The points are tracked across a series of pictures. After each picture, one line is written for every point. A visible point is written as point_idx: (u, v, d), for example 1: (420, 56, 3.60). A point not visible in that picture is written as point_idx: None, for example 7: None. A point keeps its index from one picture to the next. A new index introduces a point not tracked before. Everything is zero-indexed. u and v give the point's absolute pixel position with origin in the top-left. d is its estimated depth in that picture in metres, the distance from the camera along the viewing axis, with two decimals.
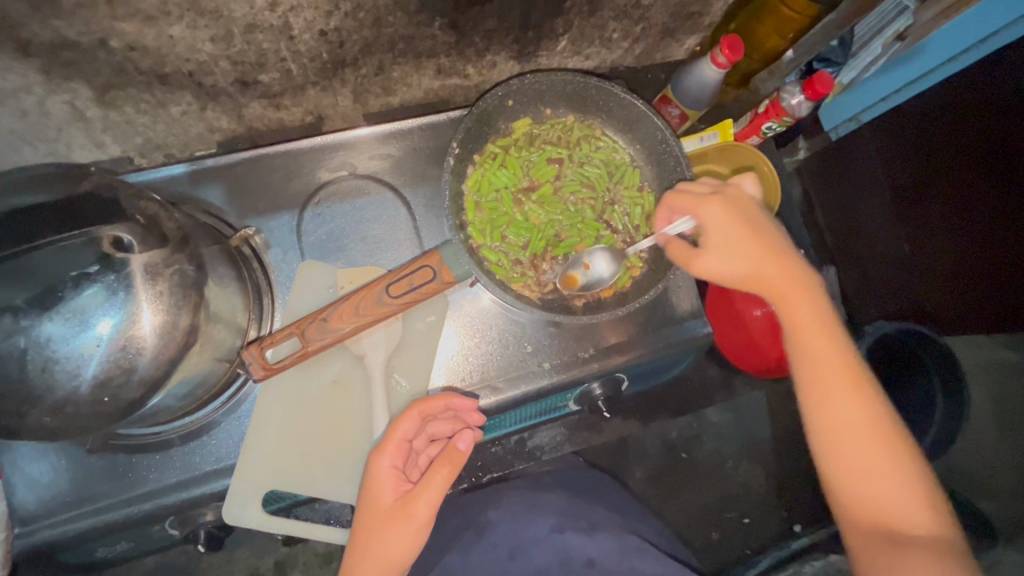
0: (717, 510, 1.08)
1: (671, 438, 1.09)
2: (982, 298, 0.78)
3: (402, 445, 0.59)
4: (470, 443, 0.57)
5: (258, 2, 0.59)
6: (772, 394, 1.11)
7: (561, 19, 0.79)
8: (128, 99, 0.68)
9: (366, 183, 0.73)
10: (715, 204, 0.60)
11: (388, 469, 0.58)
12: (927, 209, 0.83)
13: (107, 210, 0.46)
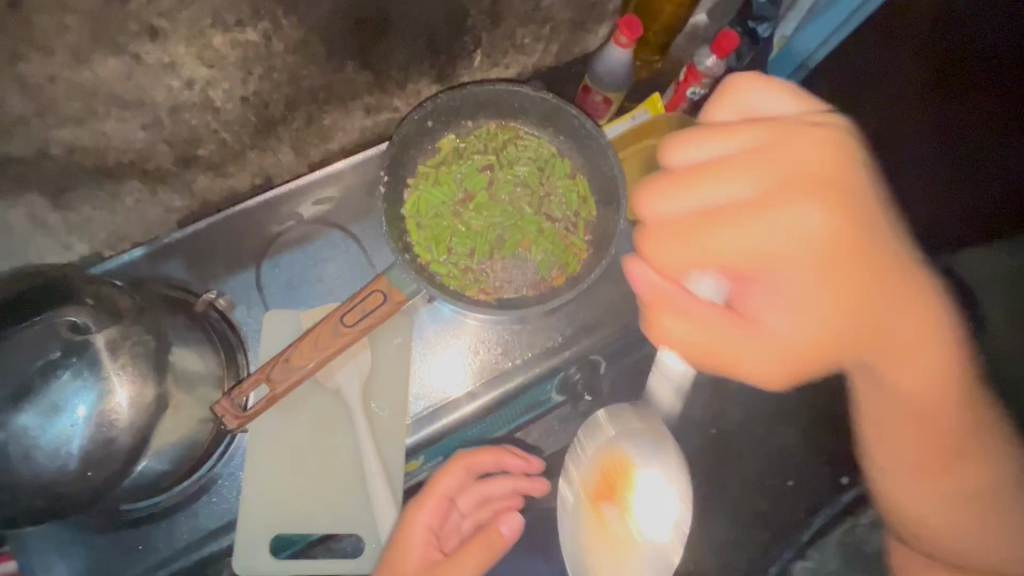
0: None
1: None
2: None
3: (441, 505, 0.64)
4: (513, 531, 0.62)
5: (175, 83, 0.63)
6: None
7: (469, 37, 0.82)
8: (85, 200, 0.71)
9: (315, 228, 0.75)
10: (711, 227, 0.48)
11: (424, 529, 0.62)
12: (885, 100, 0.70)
13: (58, 301, 0.52)
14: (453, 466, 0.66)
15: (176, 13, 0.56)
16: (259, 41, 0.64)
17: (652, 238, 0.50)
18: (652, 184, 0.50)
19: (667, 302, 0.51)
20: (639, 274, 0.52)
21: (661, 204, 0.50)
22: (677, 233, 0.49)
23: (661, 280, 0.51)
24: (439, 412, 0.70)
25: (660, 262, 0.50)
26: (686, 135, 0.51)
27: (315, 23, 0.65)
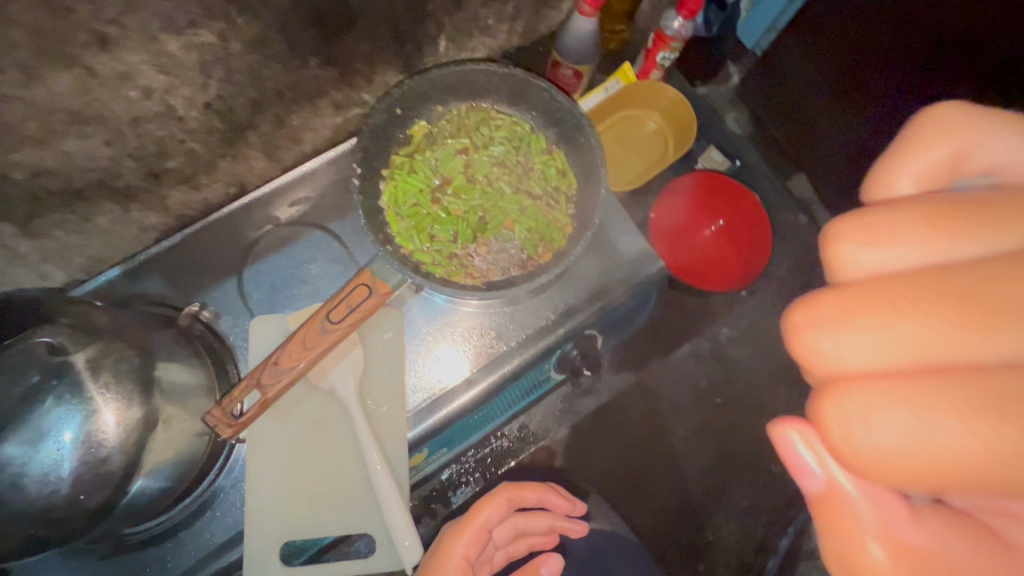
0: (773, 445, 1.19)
1: (702, 387, 1.19)
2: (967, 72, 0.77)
3: (479, 537, 0.65)
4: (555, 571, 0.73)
5: (133, 93, 0.59)
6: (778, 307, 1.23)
7: (432, 22, 0.80)
8: (56, 224, 0.68)
9: (293, 230, 0.75)
10: (940, 402, 0.28)
11: (461, 559, 0.62)
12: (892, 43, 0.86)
13: (34, 327, 0.51)
14: (496, 499, 0.67)
15: (127, 18, 0.52)
16: (215, 42, 0.60)
17: (827, 400, 0.31)
18: (819, 305, 0.32)
19: (852, 511, 0.34)
20: (811, 477, 0.35)
21: (826, 343, 0.31)
22: (880, 396, 0.30)
23: (850, 482, 0.34)
24: (437, 403, 0.69)
25: (844, 451, 0.31)
26: (857, 222, 0.33)
27: (273, 19, 0.62)
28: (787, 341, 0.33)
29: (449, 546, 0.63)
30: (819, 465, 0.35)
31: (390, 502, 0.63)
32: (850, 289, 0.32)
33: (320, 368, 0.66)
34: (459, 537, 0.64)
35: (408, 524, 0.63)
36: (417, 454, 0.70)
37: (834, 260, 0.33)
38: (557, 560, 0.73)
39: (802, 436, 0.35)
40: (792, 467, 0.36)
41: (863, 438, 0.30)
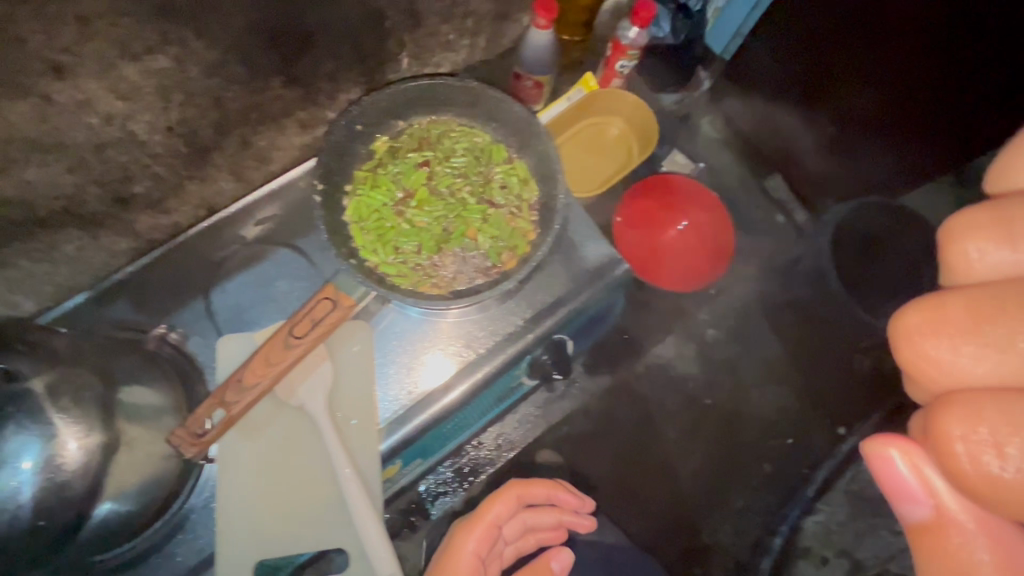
0: (767, 440, 1.30)
1: (693, 392, 1.32)
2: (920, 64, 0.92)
3: (491, 533, 0.65)
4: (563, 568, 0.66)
5: (93, 120, 0.60)
6: (768, 310, 1.36)
7: (393, 40, 0.81)
8: (22, 253, 0.68)
9: (259, 248, 0.77)
10: None
11: (472, 556, 0.63)
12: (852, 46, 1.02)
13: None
14: (505, 494, 0.67)
15: (80, 46, 0.53)
16: (172, 67, 0.61)
17: (952, 414, 0.32)
18: (944, 304, 0.33)
19: (958, 537, 0.36)
20: (917, 502, 0.37)
21: (956, 354, 0.32)
22: (1011, 412, 0.30)
23: (958, 509, 0.36)
24: (408, 414, 0.69)
25: (959, 468, 0.32)
26: (986, 220, 0.34)
27: (229, 42, 0.63)
28: (899, 346, 0.35)
29: (461, 542, 0.64)
30: (923, 489, 0.37)
31: (362, 515, 0.63)
32: (976, 291, 0.33)
33: (288, 384, 0.67)
34: (471, 533, 0.64)
35: (381, 535, 0.63)
36: (391, 466, 0.70)
37: (956, 260, 0.35)
38: (566, 554, 0.68)
39: (905, 456, 0.37)
40: (892, 485, 0.38)
41: (991, 460, 0.31)
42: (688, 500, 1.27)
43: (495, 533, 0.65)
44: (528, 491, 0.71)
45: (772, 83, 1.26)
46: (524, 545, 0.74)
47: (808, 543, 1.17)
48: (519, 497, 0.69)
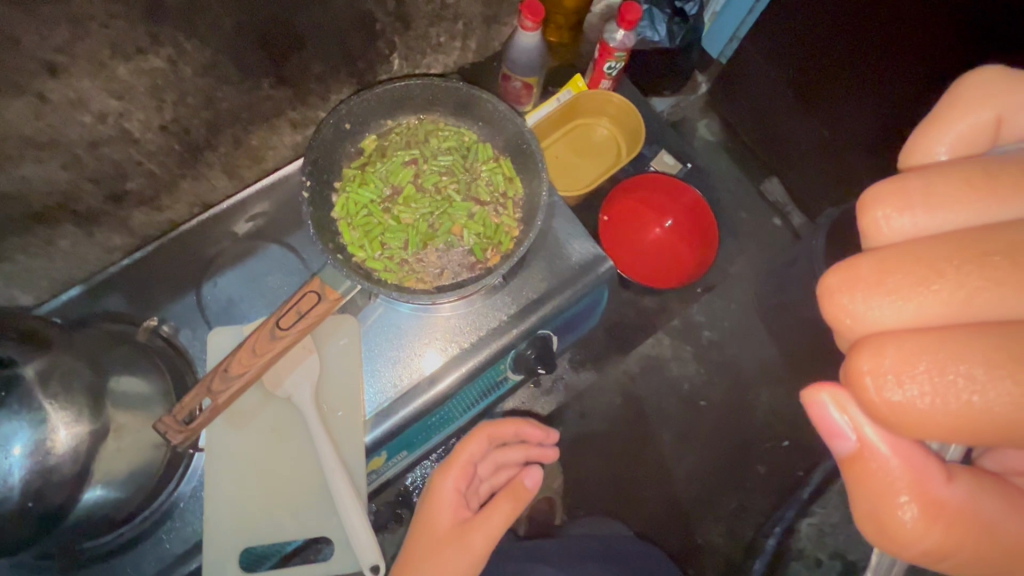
0: (758, 442, 1.39)
1: (686, 392, 1.41)
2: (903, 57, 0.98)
3: (468, 470, 0.66)
4: (538, 482, 0.65)
5: (87, 118, 0.62)
6: (762, 315, 1.45)
7: (383, 42, 0.83)
8: (17, 247, 0.70)
9: (250, 243, 0.80)
10: (971, 353, 0.30)
11: (452, 491, 0.63)
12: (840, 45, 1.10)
13: None
14: (478, 433, 0.68)
15: (73, 48, 0.55)
16: (164, 68, 0.63)
17: (862, 354, 0.33)
18: (857, 261, 0.34)
19: (880, 467, 0.37)
20: (843, 439, 0.38)
21: (863, 304, 0.33)
22: (910, 352, 0.31)
23: (880, 440, 0.37)
24: (393, 406, 0.70)
25: (876, 406, 0.33)
26: (892, 186, 0.36)
27: (220, 44, 0.65)
28: (822, 301, 0.35)
29: (439, 481, 0.64)
30: (850, 425, 0.38)
31: (345, 504, 0.64)
32: (885, 250, 0.34)
33: (275, 375, 0.68)
34: (448, 471, 0.65)
35: (364, 524, 0.65)
36: (376, 457, 0.72)
37: (867, 225, 0.36)
38: (538, 469, 0.66)
39: (834, 398, 0.38)
40: (822, 426, 0.39)
41: (894, 392, 0.32)
42: (682, 499, 1.36)
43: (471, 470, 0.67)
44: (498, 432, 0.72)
45: (765, 86, 1.35)
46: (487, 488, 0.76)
47: None
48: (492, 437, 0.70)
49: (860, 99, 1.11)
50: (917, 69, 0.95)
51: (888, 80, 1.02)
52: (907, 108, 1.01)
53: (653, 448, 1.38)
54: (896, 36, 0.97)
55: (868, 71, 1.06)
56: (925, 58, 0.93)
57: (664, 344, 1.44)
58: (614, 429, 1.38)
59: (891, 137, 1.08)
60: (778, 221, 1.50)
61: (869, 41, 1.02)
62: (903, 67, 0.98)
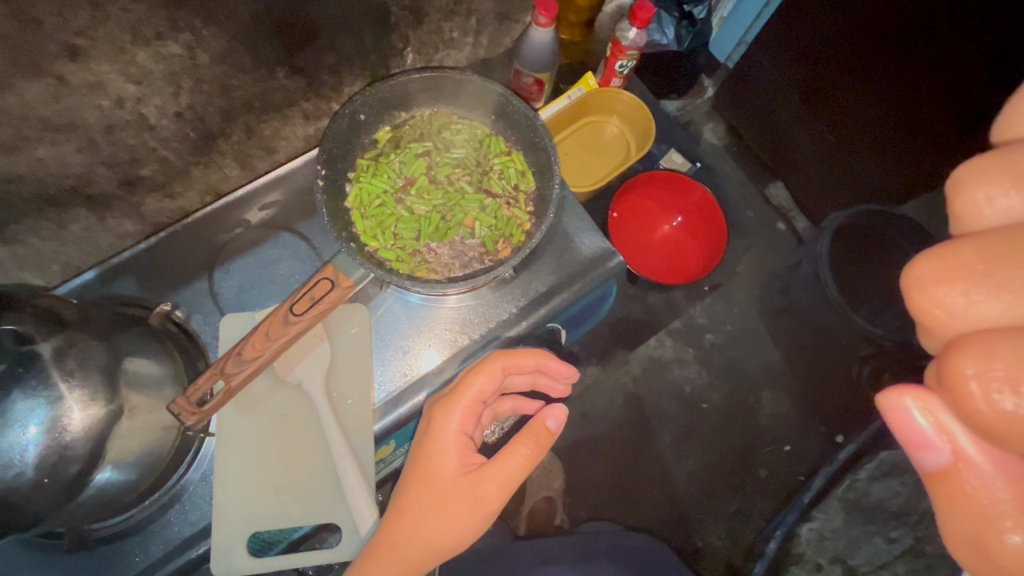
0: (761, 445, 1.39)
1: (689, 394, 1.42)
2: (901, 66, 0.99)
3: (474, 409, 0.61)
4: (561, 427, 0.59)
5: (104, 102, 0.63)
6: (767, 318, 1.46)
7: (396, 35, 0.84)
8: (31, 230, 0.70)
9: (262, 231, 0.82)
10: None
11: (457, 434, 0.60)
12: (841, 52, 1.11)
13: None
14: (487, 369, 0.61)
15: (94, 31, 0.55)
16: (181, 54, 0.64)
17: (965, 354, 0.30)
18: (955, 248, 0.32)
19: (975, 482, 0.34)
20: (934, 449, 0.35)
21: (958, 298, 0.31)
22: (1022, 352, 0.29)
23: (980, 455, 0.33)
24: (403, 395, 0.71)
25: (978, 414, 0.30)
26: (996, 167, 0.33)
27: (236, 32, 0.66)
28: (912, 293, 0.34)
29: (442, 422, 0.61)
30: (939, 434, 0.34)
31: (354, 490, 0.64)
32: (990, 235, 0.32)
33: (287, 362, 0.69)
34: (452, 412, 0.61)
35: (372, 510, 0.65)
36: (384, 446, 0.72)
37: (964, 207, 0.34)
38: (561, 410, 0.59)
39: (921, 405, 0.34)
40: (905, 435, 0.35)
41: (1004, 398, 0.29)
42: (683, 500, 1.36)
43: (479, 408, 0.62)
44: (514, 361, 0.65)
45: (773, 89, 1.35)
46: (499, 407, 0.74)
47: (802, 549, 1.19)
48: (505, 369, 0.63)
49: (870, 96, 1.10)
50: (927, 67, 0.94)
51: (897, 78, 1.01)
52: (918, 104, 1.00)
53: (652, 450, 1.38)
54: (903, 33, 0.96)
55: (876, 69, 1.05)
56: (935, 53, 0.92)
57: (667, 345, 1.44)
58: (615, 429, 1.38)
59: (902, 134, 1.07)
60: (782, 225, 1.51)
61: (876, 40, 1.02)
62: (913, 64, 0.97)
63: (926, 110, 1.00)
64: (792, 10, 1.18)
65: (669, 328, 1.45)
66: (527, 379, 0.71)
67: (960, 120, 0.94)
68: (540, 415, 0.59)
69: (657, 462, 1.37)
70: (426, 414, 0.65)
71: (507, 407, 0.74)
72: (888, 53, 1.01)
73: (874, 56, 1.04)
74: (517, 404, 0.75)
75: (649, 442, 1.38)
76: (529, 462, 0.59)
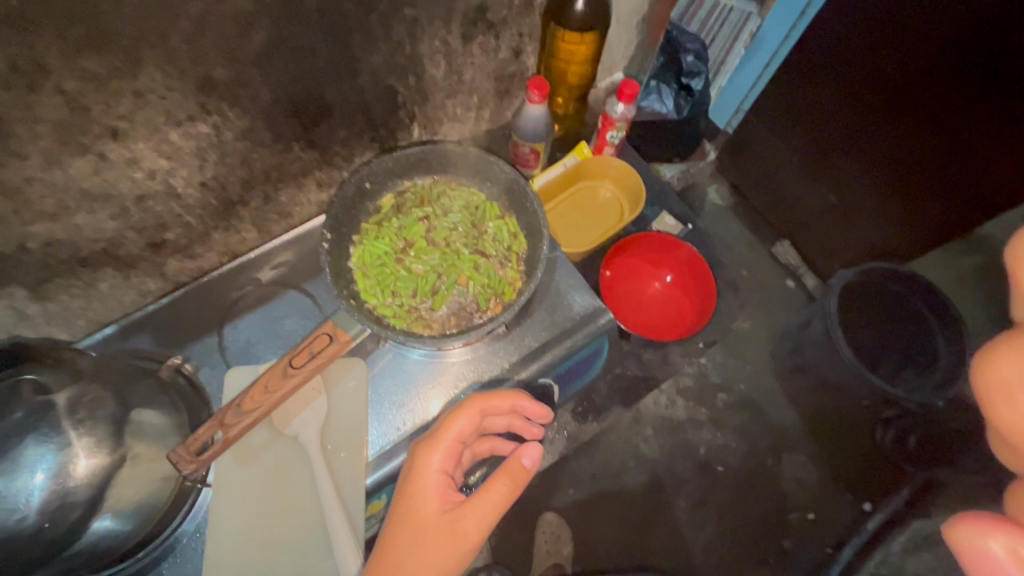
0: (781, 513, 1.34)
1: (704, 457, 1.38)
2: (901, 121, 1.05)
3: (456, 449, 0.64)
4: (536, 464, 0.61)
5: (138, 175, 0.70)
6: (779, 377, 1.44)
7: (404, 112, 0.91)
8: (62, 289, 0.76)
9: (273, 289, 0.91)
10: None
11: (439, 473, 0.63)
12: (838, 112, 1.18)
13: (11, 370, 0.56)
14: (467, 409, 0.64)
15: (134, 115, 0.63)
16: (209, 132, 0.71)
17: None
18: None
19: None
20: None
21: None
22: None
23: None
24: (396, 447, 0.72)
25: None
26: None
27: (258, 112, 0.73)
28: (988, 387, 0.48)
29: (425, 461, 0.63)
30: None
31: (341, 544, 0.65)
32: None
33: (285, 414, 0.71)
34: (434, 451, 0.63)
35: (356, 563, 0.65)
36: (375, 501, 0.73)
37: None
38: (537, 448, 0.61)
39: None
40: None
41: None
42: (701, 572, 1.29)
43: (460, 448, 0.65)
44: (492, 403, 0.68)
45: (773, 151, 1.41)
46: (478, 449, 0.76)
47: None
48: (484, 410, 0.66)
49: (880, 146, 1.12)
50: (928, 119, 0.99)
51: (909, 119, 1.03)
52: (937, 141, 1.00)
53: (667, 516, 1.33)
54: (903, 76, 1.00)
55: (886, 119, 1.07)
56: (943, 86, 0.94)
57: (678, 405, 1.43)
58: (627, 492, 1.35)
59: (931, 176, 1.05)
60: (791, 283, 1.53)
61: (879, 89, 1.06)
62: (913, 117, 1.02)
63: (949, 143, 0.98)
64: (789, 76, 1.26)
65: (681, 388, 1.44)
66: (505, 421, 0.73)
67: (990, 141, 0.91)
68: (516, 453, 0.62)
69: (673, 529, 1.32)
70: (409, 456, 0.67)
71: (484, 450, 0.77)
72: (886, 108, 1.06)
73: (872, 113, 1.10)
74: (494, 447, 0.77)
75: (664, 506, 1.34)
76: (506, 500, 0.61)
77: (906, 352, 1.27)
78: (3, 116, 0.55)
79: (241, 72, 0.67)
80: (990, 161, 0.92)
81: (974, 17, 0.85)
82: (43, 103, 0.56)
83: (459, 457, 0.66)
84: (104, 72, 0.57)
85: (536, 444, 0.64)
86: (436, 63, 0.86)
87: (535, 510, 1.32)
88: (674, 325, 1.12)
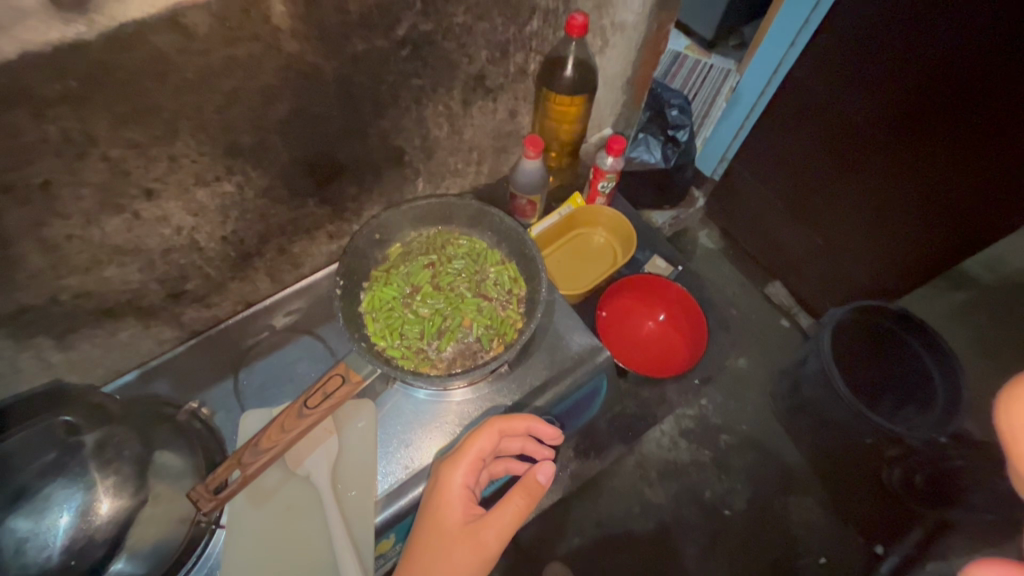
0: (791, 557, 1.33)
1: (710, 501, 1.38)
2: (884, 164, 1.13)
3: (477, 465, 0.67)
4: (551, 480, 0.66)
5: (166, 231, 0.76)
6: (779, 415, 1.46)
7: (409, 169, 0.99)
8: (85, 338, 0.80)
9: (284, 336, 0.95)
10: None
11: (462, 488, 0.66)
12: (820, 158, 1.27)
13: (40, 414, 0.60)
14: (488, 429, 0.67)
15: (167, 177, 0.70)
16: (232, 191, 0.78)
17: None
18: None
19: None
20: None
21: None
22: None
23: None
24: (404, 487, 0.74)
25: None
26: None
27: (278, 172, 0.80)
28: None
29: (447, 476, 0.66)
30: None
31: None
32: None
33: (298, 455, 0.74)
34: (457, 466, 0.67)
35: None
36: (383, 540, 0.75)
37: None
38: (551, 466, 0.66)
39: None
40: None
41: None
42: None
43: (480, 464, 0.68)
44: (509, 425, 0.70)
45: (759, 196, 1.50)
46: (495, 468, 0.78)
47: None
48: (504, 430, 0.69)
49: (865, 187, 1.20)
50: (911, 160, 1.07)
51: (909, 147, 1.07)
52: (929, 174, 1.06)
53: (677, 562, 1.32)
54: (896, 110, 1.05)
55: (891, 140, 1.09)
56: (923, 130, 1.03)
57: (681, 447, 1.44)
58: (634, 538, 1.34)
59: (932, 198, 1.08)
60: (786, 322, 1.58)
61: (886, 111, 1.07)
62: (896, 159, 1.10)
63: (956, 163, 1.01)
64: (766, 130, 1.37)
65: (681, 430, 1.46)
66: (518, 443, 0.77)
67: (975, 176, 0.99)
68: (533, 470, 0.66)
69: None
70: (432, 470, 0.71)
71: (501, 469, 0.79)
72: (869, 152, 1.15)
73: (855, 157, 1.19)
74: (510, 466, 0.79)
75: (672, 553, 1.33)
76: (523, 512, 0.66)
77: (898, 387, 1.31)
78: (52, 180, 0.61)
79: (264, 137, 0.74)
80: (986, 188, 0.98)
81: (977, 46, 0.89)
82: (89, 168, 0.63)
83: (479, 472, 0.69)
84: (145, 141, 0.64)
85: (550, 462, 0.68)
86: (440, 124, 0.94)
87: (541, 559, 1.30)
88: (668, 363, 1.17)
